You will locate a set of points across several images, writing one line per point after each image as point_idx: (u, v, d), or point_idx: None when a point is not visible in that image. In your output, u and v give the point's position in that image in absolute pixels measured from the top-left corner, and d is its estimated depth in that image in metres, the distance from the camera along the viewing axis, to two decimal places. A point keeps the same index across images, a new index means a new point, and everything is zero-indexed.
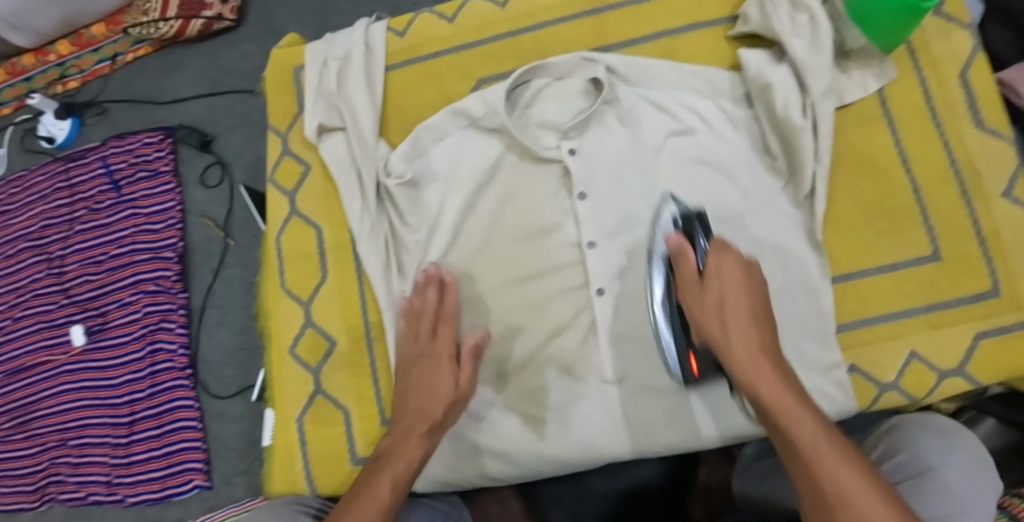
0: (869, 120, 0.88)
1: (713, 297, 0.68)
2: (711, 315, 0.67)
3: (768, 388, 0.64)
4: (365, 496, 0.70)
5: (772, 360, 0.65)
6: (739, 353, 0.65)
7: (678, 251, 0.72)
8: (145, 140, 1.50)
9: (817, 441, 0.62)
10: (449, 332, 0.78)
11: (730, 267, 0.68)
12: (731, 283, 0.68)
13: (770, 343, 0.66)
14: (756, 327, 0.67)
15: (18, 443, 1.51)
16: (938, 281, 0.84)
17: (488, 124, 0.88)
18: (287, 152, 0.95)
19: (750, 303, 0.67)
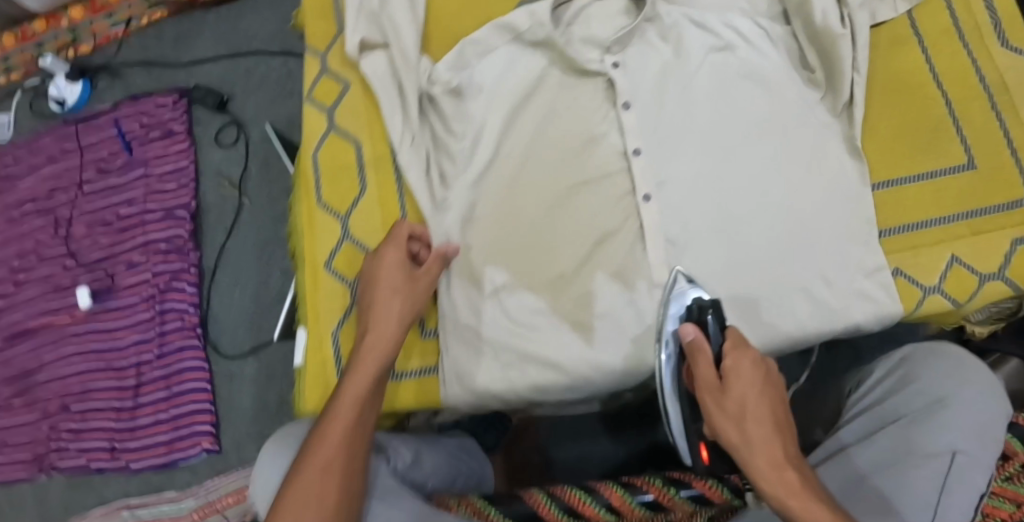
0: (901, 40, 0.90)
1: (736, 404, 0.66)
2: (732, 427, 0.65)
3: (799, 505, 0.62)
4: (303, 477, 0.70)
5: (796, 471, 0.64)
6: (768, 469, 0.63)
7: (696, 345, 0.71)
8: (159, 102, 1.49)
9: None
10: (395, 260, 0.81)
11: (748, 368, 0.68)
12: (750, 388, 0.67)
13: (793, 454, 0.65)
14: (780, 436, 0.65)
15: (18, 411, 1.47)
16: (975, 190, 0.86)
17: (532, 38, 0.91)
18: (325, 71, 0.94)
19: (774, 410, 0.66)
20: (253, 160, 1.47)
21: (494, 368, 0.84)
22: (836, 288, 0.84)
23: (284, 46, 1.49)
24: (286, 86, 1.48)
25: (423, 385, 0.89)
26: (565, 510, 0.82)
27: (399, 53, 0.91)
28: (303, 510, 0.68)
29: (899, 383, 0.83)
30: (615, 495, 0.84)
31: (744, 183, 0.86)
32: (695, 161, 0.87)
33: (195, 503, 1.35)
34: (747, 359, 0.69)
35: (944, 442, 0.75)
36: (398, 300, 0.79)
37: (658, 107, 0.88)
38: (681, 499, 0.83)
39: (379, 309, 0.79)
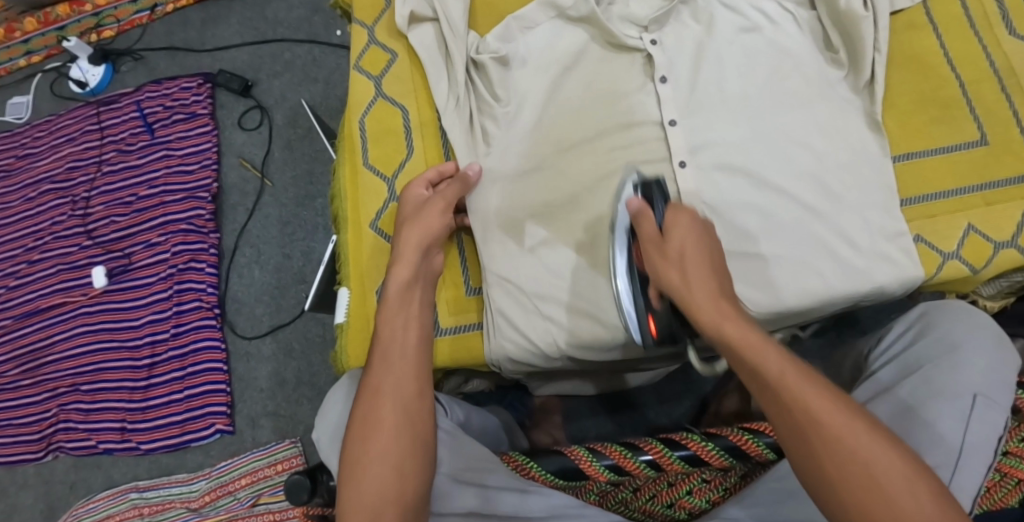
0: (916, 25, 0.96)
1: (676, 251, 0.76)
2: (673, 269, 0.75)
3: (733, 329, 0.70)
4: (362, 430, 0.76)
5: (731, 304, 0.73)
6: (703, 299, 0.72)
7: (639, 212, 0.81)
8: (183, 85, 1.54)
9: (784, 371, 0.67)
10: (412, 197, 0.93)
11: (685, 221, 0.78)
12: (689, 237, 0.77)
13: (728, 290, 0.74)
14: (715, 275, 0.74)
15: (27, 390, 1.43)
16: (989, 163, 0.92)
17: (576, 13, 0.98)
18: (373, 42, 1.04)
19: (709, 253, 0.75)
20: (276, 143, 1.51)
21: (541, 321, 0.91)
22: (862, 250, 0.88)
23: (309, 34, 1.56)
24: (311, 72, 1.54)
25: (456, 346, 0.95)
26: (609, 466, 0.84)
27: (445, 23, 1.00)
28: (364, 455, 0.75)
29: (919, 333, 0.88)
30: (654, 450, 0.85)
31: (772, 152, 0.90)
32: (729, 130, 0.92)
33: (207, 485, 1.32)
34: (684, 213, 0.78)
35: (965, 387, 0.80)
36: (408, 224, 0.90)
37: (692, 81, 0.94)
38: (719, 453, 0.84)
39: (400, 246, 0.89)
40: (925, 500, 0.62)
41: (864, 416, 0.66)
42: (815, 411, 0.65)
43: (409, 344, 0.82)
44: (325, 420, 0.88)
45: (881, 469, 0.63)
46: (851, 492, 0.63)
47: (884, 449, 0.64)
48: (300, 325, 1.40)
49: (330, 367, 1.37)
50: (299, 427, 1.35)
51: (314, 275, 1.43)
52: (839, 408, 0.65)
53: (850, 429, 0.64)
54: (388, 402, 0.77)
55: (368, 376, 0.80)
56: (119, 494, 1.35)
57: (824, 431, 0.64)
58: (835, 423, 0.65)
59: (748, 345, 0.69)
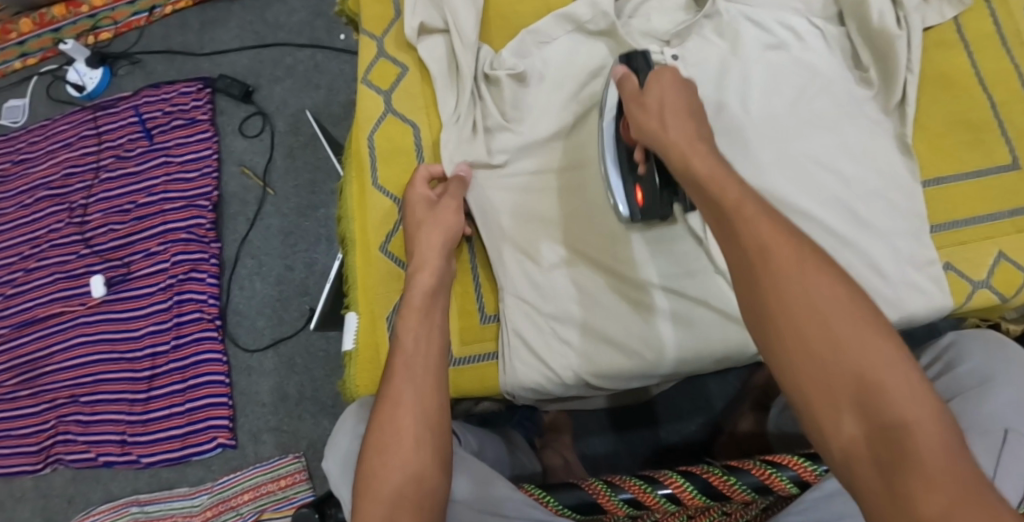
0: (946, 43, 0.93)
1: (654, 103, 0.80)
2: (652, 117, 0.79)
3: (701, 163, 0.72)
4: (383, 441, 0.75)
5: (706, 144, 0.75)
6: (676, 136, 0.75)
7: (623, 78, 0.85)
8: (182, 89, 1.50)
9: (741, 203, 0.66)
10: (417, 191, 0.92)
11: (668, 78, 0.81)
12: (667, 90, 0.80)
13: (704, 135, 0.77)
14: (692, 122, 0.77)
15: (23, 402, 1.39)
16: (1021, 187, 0.89)
17: (595, 27, 0.95)
18: (382, 55, 1.01)
19: (686, 102, 0.79)
20: (278, 151, 1.48)
21: (559, 344, 0.88)
22: (892, 280, 0.84)
23: (311, 39, 1.52)
24: (314, 78, 1.50)
25: (460, 377, 0.91)
26: (627, 500, 0.81)
27: (455, 34, 0.97)
28: (383, 468, 0.73)
29: (949, 364, 0.85)
30: (674, 483, 0.82)
31: (799, 175, 0.87)
32: (753, 150, 0.88)
33: (209, 500, 1.30)
34: (666, 73, 0.82)
35: (995, 421, 0.76)
36: (431, 232, 0.89)
37: (715, 101, 0.91)
38: (742, 489, 0.81)
39: (419, 256, 0.88)
40: (872, 340, 0.57)
41: (820, 253, 0.62)
42: (766, 242, 0.62)
43: (431, 357, 0.81)
44: (336, 448, 0.85)
45: (827, 302, 0.59)
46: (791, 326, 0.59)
47: (834, 283, 0.60)
48: (303, 339, 1.37)
49: (334, 382, 1.35)
50: (302, 442, 1.33)
51: (317, 287, 1.40)
52: (793, 243, 0.62)
53: (798, 261, 0.61)
54: (408, 414, 0.76)
55: (387, 386, 0.79)
56: (119, 508, 1.32)
57: (768, 259, 0.61)
58: (787, 256, 0.61)
59: (714, 180, 0.69)
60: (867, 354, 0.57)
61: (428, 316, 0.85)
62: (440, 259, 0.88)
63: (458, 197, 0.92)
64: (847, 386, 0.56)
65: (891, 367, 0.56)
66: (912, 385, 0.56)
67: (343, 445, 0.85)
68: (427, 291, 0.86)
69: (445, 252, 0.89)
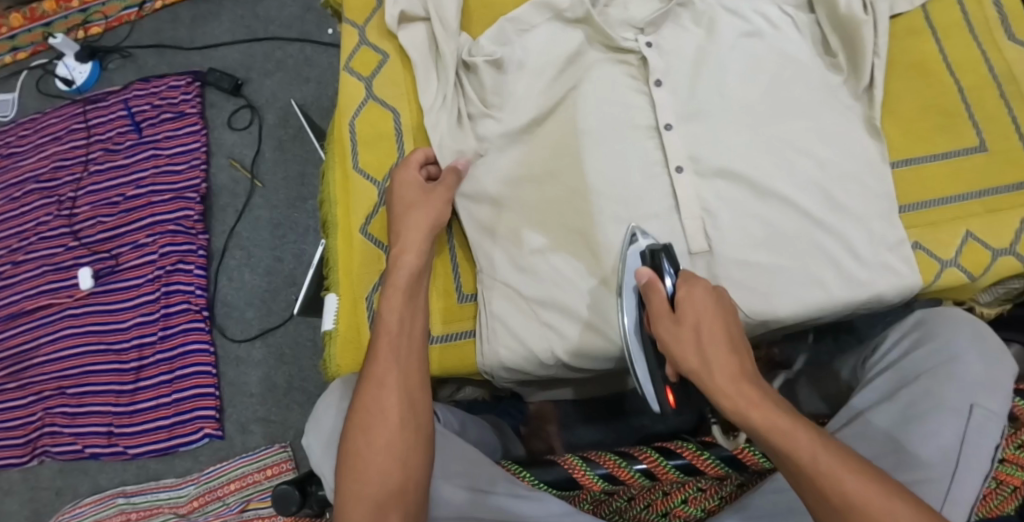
0: (916, 30, 0.95)
1: (690, 330, 0.74)
2: (690, 349, 0.73)
3: (758, 413, 0.69)
4: (370, 423, 0.78)
5: (752, 382, 0.71)
6: (724, 381, 0.71)
7: (648, 285, 0.79)
8: (172, 83, 1.52)
9: (815, 454, 0.67)
10: (408, 174, 0.94)
11: (701, 295, 0.75)
12: (704, 312, 0.74)
13: (748, 368, 0.72)
14: (735, 354, 0.72)
15: (12, 393, 1.40)
16: (988, 169, 0.91)
17: (572, 15, 0.97)
18: (364, 43, 1.04)
19: (725, 329, 0.73)
20: (267, 144, 1.49)
21: (539, 328, 0.90)
22: (864, 260, 0.86)
23: (300, 32, 1.54)
24: (303, 71, 1.52)
25: (445, 354, 0.94)
26: (602, 476, 0.82)
27: (438, 23, 0.99)
28: (369, 447, 0.77)
29: (919, 341, 0.86)
30: (649, 459, 0.83)
31: (771, 158, 0.89)
32: (728, 136, 0.91)
33: (196, 490, 1.30)
34: (697, 283, 0.76)
35: (961, 398, 0.77)
36: (421, 214, 0.91)
37: (688, 87, 0.93)
38: (715, 463, 0.82)
39: (403, 236, 0.90)
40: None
41: (904, 496, 0.66)
42: (856, 499, 0.65)
43: (413, 339, 0.84)
44: (319, 427, 0.86)
45: None
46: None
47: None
48: (290, 329, 1.38)
49: (320, 371, 1.35)
50: (289, 432, 1.33)
51: (305, 277, 1.41)
52: (881, 494, 0.65)
53: (887, 503, 0.65)
54: (393, 394, 0.79)
55: (371, 367, 0.82)
56: (107, 499, 1.32)
57: (862, 513, 0.64)
58: (877, 508, 0.65)
59: (776, 431, 0.68)
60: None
61: (411, 298, 0.87)
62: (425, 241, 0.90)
63: (451, 185, 0.93)
64: None
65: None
66: None
67: (326, 425, 0.86)
68: (415, 277, 0.88)
69: (432, 236, 0.91)
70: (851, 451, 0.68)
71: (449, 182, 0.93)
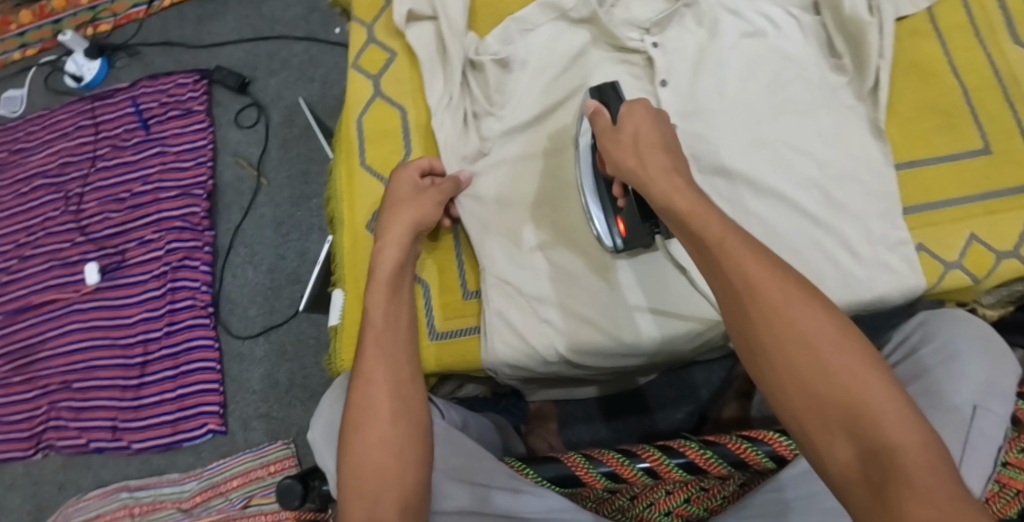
0: (920, 33, 0.96)
1: (628, 137, 0.77)
2: (627, 152, 0.76)
3: (681, 201, 0.69)
4: (363, 421, 0.77)
5: (683, 177, 0.72)
6: (655, 174, 0.72)
7: (595, 112, 0.83)
8: (179, 81, 1.53)
9: (724, 240, 0.64)
10: (408, 175, 0.93)
11: (639, 110, 0.78)
12: (642, 124, 0.77)
13: (683, 168, 0.74)
14: (669, 156, 0.74)
15: (17, 387, 1.41)
16: (992, 171, 0.91)
17: (577, 15, 0.98)
18: (372, 41, 1.04)
19: (662, 137, 0.76)
20: (273, 142, 1.50)
21: (539, 324, 0.90)
22: (863, 259, 0.87)
23: (307, 32, 1.55)
24: (309, 71, 1.52)
25: (443, 351, 0.94)
26: (605, 473, 0.83)
27: (444, 20, 1.00)
28: (365, 445, 0.75)
29: (921, 342, 0.85)
30: (652, 457, 0.83)
31: (774, 161, 0.90)
32: (731, 136, 0.91)
33: (199, 486, 1.31)
34: (638, 106, 0.79)
35: (963, 399, 0.77)
36: (407, 210, 0.89)
37: (693, 86, 0.93)
38: (718, 462, 0.82)
39: (389, 232, 0.88)
40: (862, 370, 0.57)
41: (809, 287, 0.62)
42: (754, 281, 0.61)
43: (400, 333, 0.83)
44: (322, 420, 0.87)
45: (818, 334, 0.59)
46: (782, 358, 0.59)
47: (823, 319, 0.59)
48: (294, 326, 1.39)
49: (324, 369, 1.36)
50: (292, 429, 1.34)
51: (309, 275, 1.42)
52: (778, 279, 0.61)
53: (784, 293, 0.60)
54: (382, 391, 0.78)
55: (359, 365, 0.80)
56: (110, 494, 1.33)
57: (756, 298, 0.61)
58: (773, 290, 0.61)
59: (695, 214, 0.67)
60: (859, 387, 0.57)
61: (395, 293, 0.85)
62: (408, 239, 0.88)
63: (448, 190, 0.93)
64: (840, 412, 0.57)
65: (883, 400, 0.56)
66: (899, 410, 0.56)
67: (329, 418, 0.86)
68: (398, 268, 0.86)
69: (418, 229, 0.89)
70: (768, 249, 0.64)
71: (446, 189, 0.92)
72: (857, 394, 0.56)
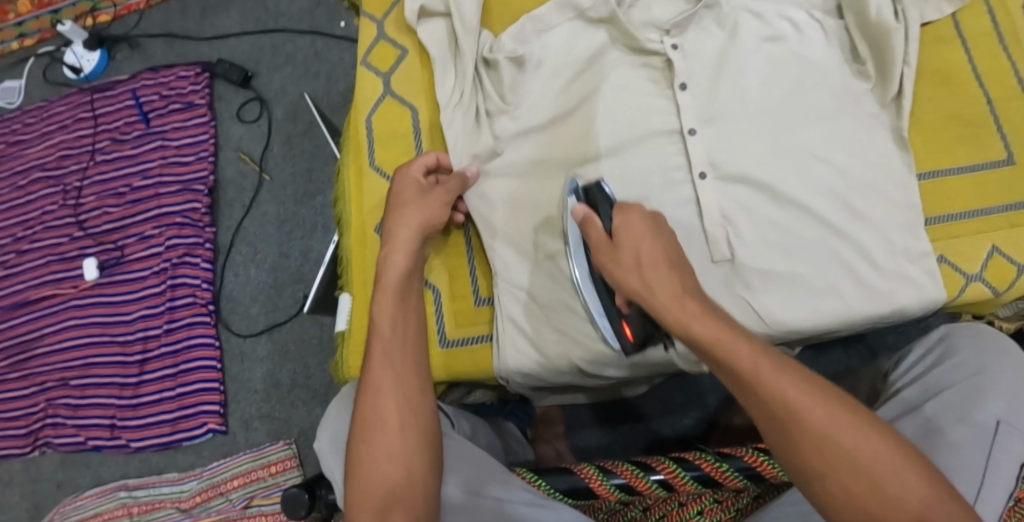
0: (944, 39, 0.94)
1: (630, 255, 0.74)
2: (630, 272, 0.73)
3: (701, 324, 0.68)
4: (372, 432, 0.75)
5: (693, 297, 0.70)
6: (665, 298, 0.70)
7: (585, 219, 0.79)
8: (180, 73, 1.50)
9: (756, 364, 0.65)
10: (414, 171, 0.91)
11: (636, 222, 0.75)
12: (642, 238, 0.74)
13: (690, 284, 0.71)
14: (675, 272, 0.72)
15: (13, 384, 1.39)
16: (1014, 183, 0.89)
17: (595, 15, 0.95)
18: (383, 37, 1.02)
19: (663, 251, 0.73)
20: (276, 137, 1.47)
21: (552, 332, 0.89)
22: (885, 272, 0.85)
23: (312, 26, 1.51)
24: (313, 65, 1.49)
25: (452, 358, 0.92)
26: (619, 486, 0.81)
27: (457, 19, 0.97)
28: (373, 457, 0.74)
29: (942, 357, 0.83)
30: (667, 469, 0.81)
31: (795, 169, 0.88)
32: (751, 143, 0.89)
33: (199, 486, 1.29)
34: (634, 210, 0.76)
35: (987, 414, 0.75)
36: (415, 213, 0.88)
37: (712, 91, 0.92)
38: (734, 475, 0.80)
39: (394, 236, 0.87)
40: (914, 483, 0.61)
41: (848, 405, 0.64)
42: (797, 408, 0.63)
43: (408, 342, 0.81)
44: (329, 428, 0.85)
45: (870, 456, 0.62)
46: (843, 485, 0.62)
47: (871, 438, 0.63)
48: (296, 326, 1.37)
49: (327, 370, 1.34)
50: (293, 430, 1.32)
51: (312, 274, 1.40)
52: (820, 399, 0.64)
53: (829, 415, 0.63)
54: (389, 399, 0.77)
55: (367, 374, 0.79)
56: (108, 493, 1.31)
57: (802, 424, 0.63)
58: (820, 416, 0.63)
59: (721, 343, 0.67)
60: (920, 505, 0.60)
61: (402, 300, 0.83)
62: (412, 245, 0.86)
63: (454, 188, 0.91)
64: None
65: (946, 511, 0.60)
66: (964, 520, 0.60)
67: (337, 426, 0.84)
68: (406, 275, 0.85)
69: (425, 233, 0.88)
70: (795, 363, 0.66)
71: (451, 184, 0.90)
72: (921, 512, 0.60)
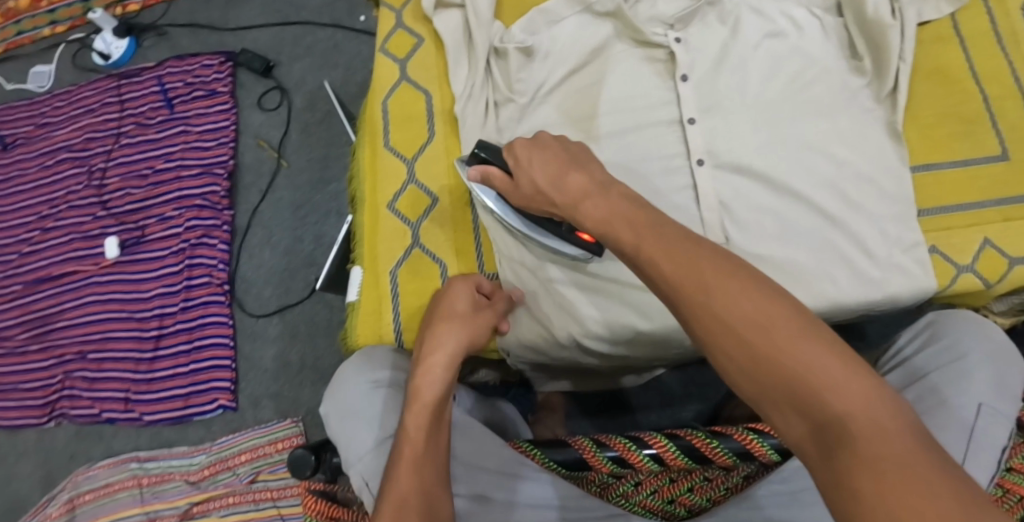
0: (942, 37, 0.97)
1: (529, 183, 0.78)
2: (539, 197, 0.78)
3: (590, 213, 0.70)
4: None
5: (597, 191, 0.71)
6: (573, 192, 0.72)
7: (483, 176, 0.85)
8: (205, 62, 1.56)
9: (636, 240, 0.65)
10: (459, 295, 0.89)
11: (521, 148, 0.78)
12: (533, 154, 0.77)
13: (598, 180, 0.72)
14: (571, 168, 0.74)
15: (33, 355, 1.43)
16: (1006, 177, 0.92)
17: (602, 9, 1.00)
18: (400, 26, 1.07)
19: (555, 164, 0.75)
20: (294, 126, 1.52)
21: (551, 302, 0.93)
22: (878, 260, 0.88)
23: (333, 19, 1.57)
24: (332, 57, 1.55)
25: None
26: (612, 458, 0.84)
27: (471, 11, 1.02)
28: None
29: (929, 339, 0.85)
30: (659, 444, 0.84)
31: (794, 159, 0.91)
32: (749, 134, 0.92)
33: (207, 460, 1.33)
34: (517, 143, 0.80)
35: (969, 398, 0.78)
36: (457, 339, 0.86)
37: (715, 82, 0.95)
38: (724, 452, 0.83)
39: (433, 354, 0.85)
40: (792, 342, 0.55)
41: (725, 264, 0.60)
42: (670, 277, 0.61)
43: (437, 454, 0.80)
44: (336, 396, 0.89)
45: (744, 317, 0.57)
46: (719, 349, 0.58)
47: (747, 295, 0.58)
48: (308, 309, 1.41)
49: (336, 351, 1.38)
50: (301, 409, 1.36)
51: (324, 259, 1.44)
52: (693, 262, 0.60)
53: (702, 280, 0.59)
54: (414, 510, 0.74)
55: (392, 484, 0.77)
56: (119, 464, 1.34)
57: (674, 293, 0.60)
58: (692, 281, 0.60)
59: (607, 225, 0.68)
60: (807, 366, 0.55)
61: (437, 415, 0.81)
62: (451, 361, 0.85)
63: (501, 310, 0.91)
64: (786, 393, 0.55)
65: (825, 367, 0.54)
66: (841, 370, 0.54)
67: (343, 394, 0.88)
68: (441, 396, 0.82)
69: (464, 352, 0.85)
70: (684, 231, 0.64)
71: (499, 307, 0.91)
72: (794, 368, 0.55)
